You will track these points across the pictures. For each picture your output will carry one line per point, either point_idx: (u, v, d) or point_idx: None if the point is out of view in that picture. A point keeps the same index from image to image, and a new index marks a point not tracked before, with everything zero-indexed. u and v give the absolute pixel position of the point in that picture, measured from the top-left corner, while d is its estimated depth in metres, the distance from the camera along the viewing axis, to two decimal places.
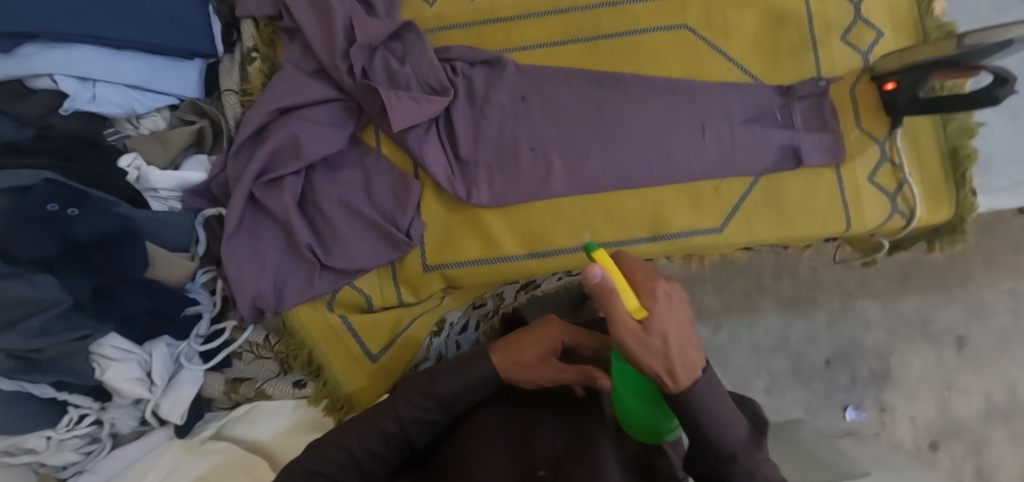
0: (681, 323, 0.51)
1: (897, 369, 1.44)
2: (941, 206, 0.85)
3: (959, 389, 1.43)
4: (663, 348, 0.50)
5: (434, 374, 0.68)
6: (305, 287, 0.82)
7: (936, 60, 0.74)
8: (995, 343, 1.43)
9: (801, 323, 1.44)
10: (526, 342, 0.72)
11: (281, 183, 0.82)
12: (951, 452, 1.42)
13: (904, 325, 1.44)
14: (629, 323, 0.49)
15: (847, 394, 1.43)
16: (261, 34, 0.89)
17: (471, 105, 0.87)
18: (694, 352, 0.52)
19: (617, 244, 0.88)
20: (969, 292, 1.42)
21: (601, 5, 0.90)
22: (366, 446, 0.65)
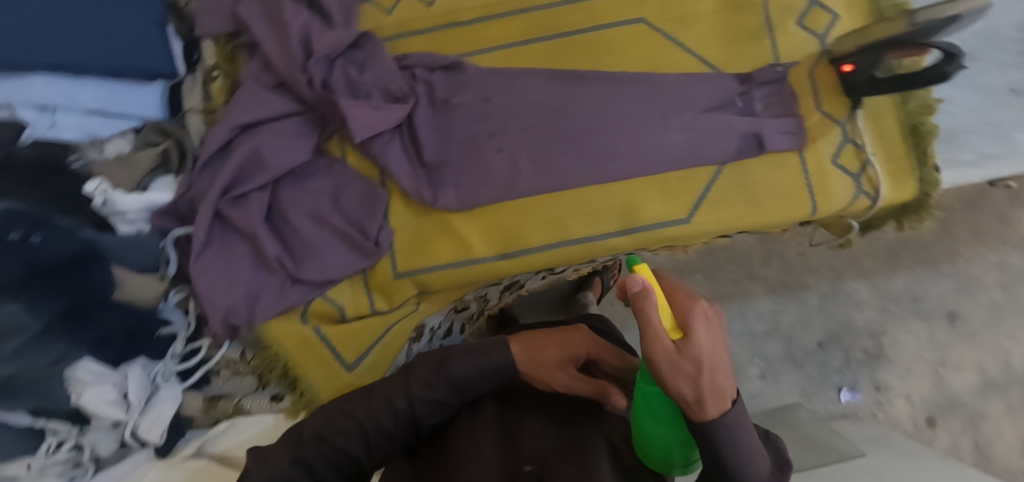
0: (716, 349, 0.50)
1: (890, 349, 1.43)
2: (906, 182, 0.85)
3: (955, 366, 1.41)
4: (695, 373, 0.48)
5: (448, 356, 0.66)
6: (276, 299, 0.82)
7: (889, 40, 0.75)
8: (987, 316, 1.42)
9: (792, 307, 1.44)
10: (550, 346, 0.78)
11: (248, 199, 0.82)
12: (949, 428, 1.40)
13: (896, 304, 1.44)
14: (663, 339, 0.49)
15: (842, 376, 1.42)
16: (222, 51, 0.90)
17: (433, 111, 0.88)
18: (728, 381, 0.50)
19: (587, 240, 0.86)
20: (960, 269, 1.42)
21: (559, 4, 0.90)
22: (375, 418, 0.62)
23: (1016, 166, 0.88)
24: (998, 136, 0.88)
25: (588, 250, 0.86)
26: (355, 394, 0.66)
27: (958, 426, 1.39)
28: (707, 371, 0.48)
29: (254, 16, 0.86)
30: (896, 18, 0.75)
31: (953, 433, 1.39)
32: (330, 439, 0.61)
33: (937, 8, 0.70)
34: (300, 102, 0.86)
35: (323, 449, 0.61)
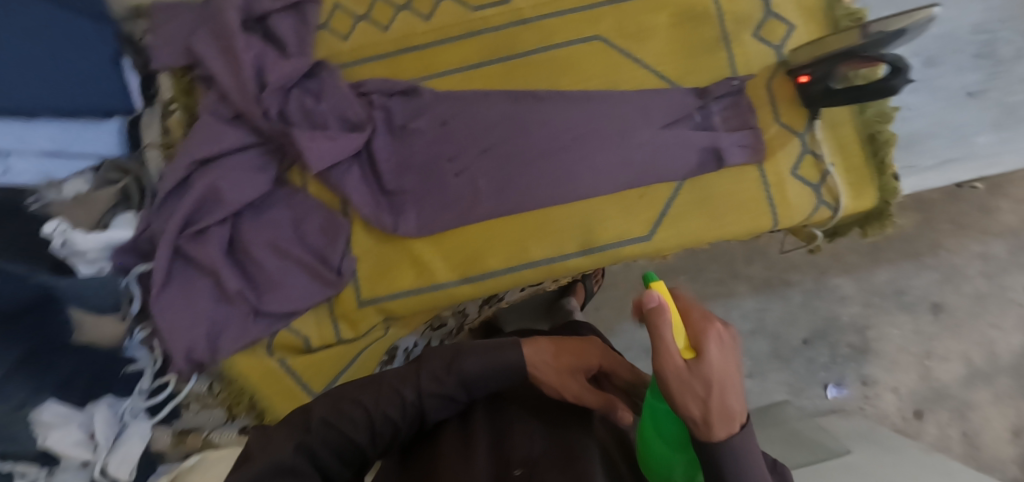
0: (729, 371, 0.48)
1: (875, 341, 1.36)
2: (865, 191, 0.85)
3: (940, 356, 1.35)
4: (704, 393, 0.46)
5: (462, 351, 0.61)
6: (239, 333, 0.82)
7: (842, 51, 0.74)
8: (971, 305, 1.36)
9: (776, 304, 1.38)
10: (565, 352, 0.70)
11: (207, 233, 0.82)
12: (937, 419, 1.33)
13: (879, 297, 1.37)
14: (674, 357, 0.48)
15: (828, 371, 1.36)
16: (179, 84, 0.90)
17: (392, 136, 0.87)
18: (739, 403, 0.48)
19: (549, 262, 0.86)
20: (942, 260, 1.37)
21: (514, 24, 0.89)
22: (383, 406, 0.57)
23: (976, 169, 0.87)
24: (958, 141, 0.88)
25: (549, 270, 0.87)
26: (360, 382, 0.60)
27: (945, 415, 1.33)
28: (717, 392, 0.46)
29: (208, 48, 0.85)
30: (849, 29, 0.74)
31: (941, 424, 1.33)
32: (336, 427, 0.55)
33: (893, 19, 0.69)
34: (256, 133, 0.85)
35: (328, 437, 0.54)
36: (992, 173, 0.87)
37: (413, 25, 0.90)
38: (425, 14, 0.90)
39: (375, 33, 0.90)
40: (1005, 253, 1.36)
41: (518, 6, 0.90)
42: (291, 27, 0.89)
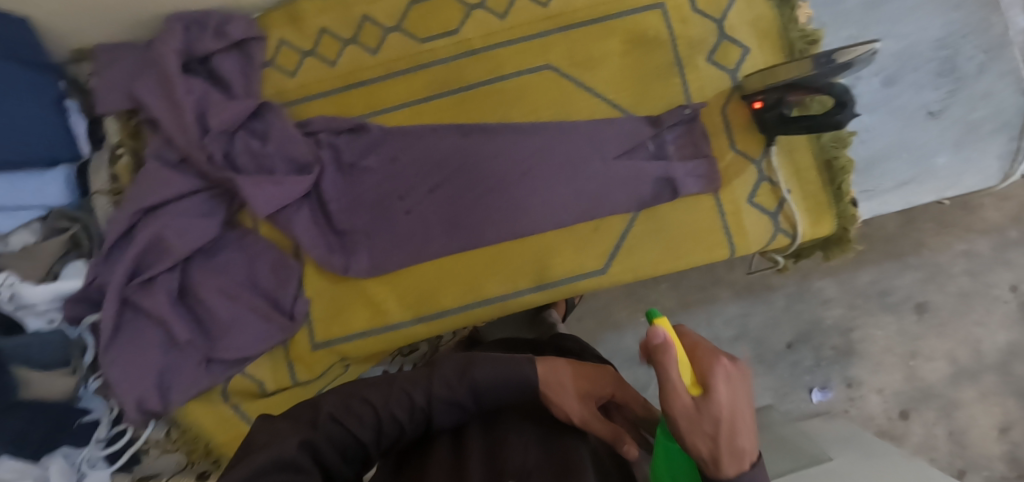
0: (738, 406, 0.47)
1: (858, 343, 1.23)
2: (823, 218, 0.84)
3: (926, 356, 1.21)
4: (713, 431, 0.46)
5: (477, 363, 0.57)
6: (191, 380, 0.82)
7: (793, 82, 0.73)
8: (954, 304, 1.21)
9: (757, 309, 1.24)
10: (580, 373, 0.66)
11: (156, 282, 0.82)
12: (923, 420, 1.20)
13: (863, 298, 1.23)
14: (682, 394, 0.47)
15: (812, 375, 1.23)
16: (125, 128, 0.88)
17: (340, 175, 0.86)
18: (748, 439, 0.47)
19: (502, 298, 0.86)
20: (926, 260, 1.21)
21: (462, 55, 0.88)
22: (388, 407, 0.55)
23: (936, 190, 0.86)
24: (918, 162, 0.86)
25: (503, 307, 0.86)
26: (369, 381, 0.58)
27: (932, 414, 1.20)
28: (726, 429, 0.46)
29: (149, 92, 0.84)
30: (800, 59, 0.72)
31: (927, 424, 1.20)
32: (340, 426, 0.53)
33: (844, 51, 0.68)
34: (203, 178, 0.84)
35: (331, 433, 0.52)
36: (950, 194, 0.86)
37: (361, 59, 0.88)
38: (372, 47, 0.88)
39: (322, 69, 0.89)
40: (989, 251, 1.21)
41: (467, 37, 0.88)
42: (235, 66, 0.87)
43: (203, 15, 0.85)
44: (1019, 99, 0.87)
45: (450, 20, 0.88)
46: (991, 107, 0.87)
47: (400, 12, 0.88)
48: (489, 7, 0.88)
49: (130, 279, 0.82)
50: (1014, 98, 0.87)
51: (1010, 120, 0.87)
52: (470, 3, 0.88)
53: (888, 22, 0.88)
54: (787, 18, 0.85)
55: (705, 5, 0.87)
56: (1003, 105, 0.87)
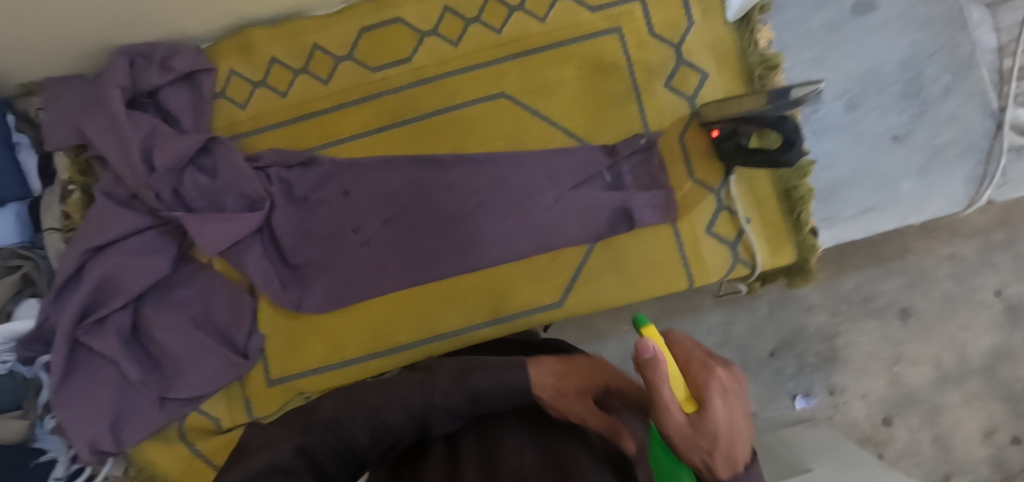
0: (733, 420, 0.47)
1: (841, 349, 1.04)
2: (783, 248, 0.82)
3: (909, 362, 1.03)
4: (711, 445, 0.45)
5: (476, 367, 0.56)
6: (145, 418, 0.82)
7: (744, 115, 0.74)
8: (938, 308, 1.03)
9: (733, 315, 1.04)
10: (567, 368, 0.60)
11: (107, 322, 0.81)
12: (907, 427, 1.02)
13: (845, 304, 1.04)
14: (675, 412, 0.46)
15: (796, 381, 1.04)
16: (76, 164, 0.87)
17: (292, 208, 0.84)
18: (742, 443, 0.47)
19: (458, 332, 0.84)
20: (909, 264, 1.03)
21: (415, 83, 0.86)
22: (387, 411, 0.55)
23: (898, 217, 0.84)
24: (882, 188, 0.84)
25: (458, 342, 0.84)
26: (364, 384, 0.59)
27: (916, 420, 1.02)
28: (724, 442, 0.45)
29: (95, 130, 0.82)
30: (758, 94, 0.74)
31: (910, 430, 1.02)
32: (330, 428, 0.54)
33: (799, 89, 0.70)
34: (153, 215, 0.83)
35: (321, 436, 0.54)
36: (914, 220, 0.85)
37: (312, 89, 0.87)
38: (324, 77, 0.86)
39: (273, 99, 0.87)
40: (974, 253, 1.02)
41: (420, 65, 0.86)
42: (184, 101, 0.86)
43: (150, 48, 0.83)
44: (986, 121, 0.85)
45: (402, 47, 0.86)
46: (957, 130, 0.85)
47: (351, 41, 0.86)
48: (442, 34, 0.86)
49: (82, 319, 0.81)
50: (981, 120, 0.85)
51: (976, 143, 0.85)
52: (423, 30, 0.86)
53: (851, 44, 0.85)
54: (745, 42, 0.83)
55: (662, 30, 0.85)
56: (969, 128, 0.85)
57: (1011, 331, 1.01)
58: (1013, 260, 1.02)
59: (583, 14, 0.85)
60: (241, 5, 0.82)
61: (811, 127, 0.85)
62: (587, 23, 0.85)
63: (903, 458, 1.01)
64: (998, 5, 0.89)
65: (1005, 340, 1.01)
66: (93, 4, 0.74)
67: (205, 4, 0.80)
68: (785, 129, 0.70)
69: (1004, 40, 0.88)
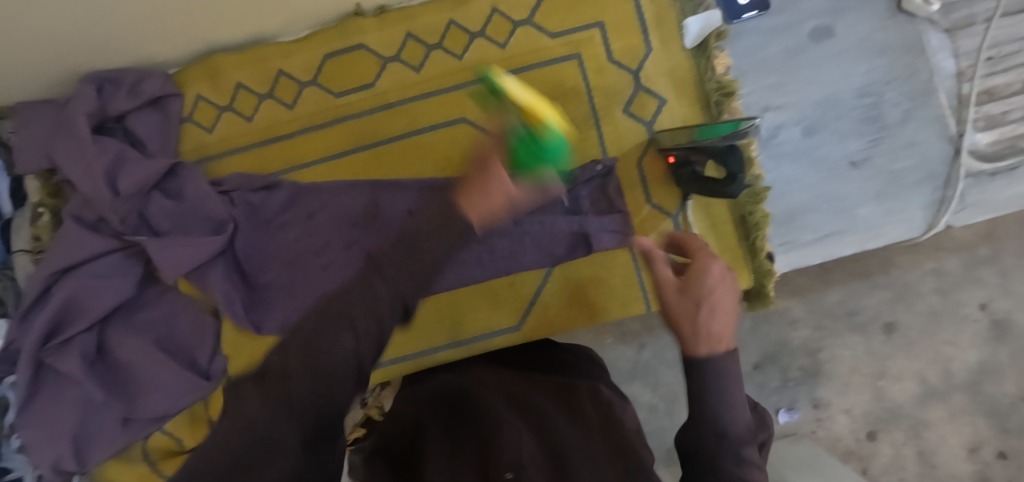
0: (719, 283, 0.48)
1: (826, 363, 0.99)
2: (740, 273, 0.83)
3: (893, 377, 0.98)
4: (693, 311, 0.48)
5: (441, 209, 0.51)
6: (110, 438, 0.83)
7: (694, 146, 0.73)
8: (922, 322, 0.97)
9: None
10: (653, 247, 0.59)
11: (71, 343, 0.82)
12: (892, 441, 0.97)
13: (829, 319, 0.99)
14: (666, 288, 0.51)
15: (780, 395, 0.99)
16: (46, 187, 0.89)
17: (255, 230, 0.85)
18: (725, 325, 0.46)
19: (418, 354, 0.85)
20: (894, 279, 0.97)
21: (378, 108, 0.87)
22: (361, 324, 0.42)
23: (857, 242, 0.86)
24: (840, 214, 0.85)
25: (419, 364, 0.86)
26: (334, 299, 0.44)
27: (901, 435, 0.97)
28: (702, 312, 0.47)
29: (64, 157, 0.83)
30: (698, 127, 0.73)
31: (895, 445, 0.97)
32: (316, 358, 0.39)
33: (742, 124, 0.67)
34: (118, 239, 0.84)
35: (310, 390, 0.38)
36: (871, 245, 0.86)
37: (277, 113, 0.88)
38: (288, 102, 0.88)
39: (239, 123, 0.88)
40: (959, 269, 0.97)
41: (383, 90, 0.87)
42: (153, 126, 0.87)
43: (117, 73, 0.84)
44: (944, 146, 0.86)
45: (366, 73, 0.87)
46: (916, 156, 0.86)
47: (314, 66, 0.87)
48: (405, 59, 0.87)
49: (47, 339, 0.82)
50: (939, 146, 0.86)
51: (935, 170, 0.85)
52: (385, 55, 0.87)
53: (809, 70, 0.87)
54: (703, 68, 0.84)
55: (621, 55, 0.85)
56: (927, 154, 0.86)
57: (997, 346, 0.96)
58: (998, 275, 0.96)
59: (543, 39, 0.86)
60: (206, 32, 0.83)
61: (769, 153, 0.87)
62: (548, 49, 0.86)
63: (886, 475, 0.97)
64: (957, 30, 0.87)
65: (991, 355, 0.96)
66: (57, 34, 0.75)
67: (169, 33, 0.81)
68: (731, 162, 0.71)
69: (963, 65, 0.87)
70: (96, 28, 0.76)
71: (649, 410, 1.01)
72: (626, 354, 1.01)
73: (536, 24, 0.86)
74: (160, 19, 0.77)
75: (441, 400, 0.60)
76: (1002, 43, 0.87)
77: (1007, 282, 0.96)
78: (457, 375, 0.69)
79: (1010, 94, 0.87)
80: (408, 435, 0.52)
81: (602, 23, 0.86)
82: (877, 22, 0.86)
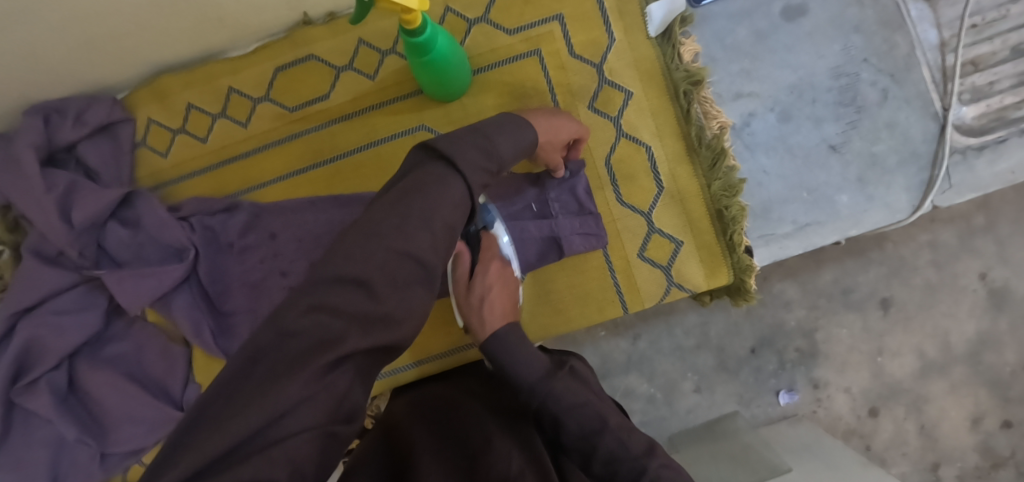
0: (498, 282, 0.69)
1: (822, 344, 0.96)
2: (719, 270, 0.80)
3: (891, 353, 0.95)
4: (479, 301, 0.67)
5: (492, 132, 0.55)
6: (87, 473, 0.82)
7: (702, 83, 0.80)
8: (918, 296, 0.94)
9: (707, 316, 0.97)
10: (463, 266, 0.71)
11: (39, 383, 0.80)
12: (894, 417, 0.95)
13: (824, 298, 0.96)
14: (461, 285, 0.70)
15: (777, 379, 0.97)
16: (2, 222, 0.86)
17: (218, 255, 0.83)
18: (498, 319, 0.65)
19: (393, 372, 0.84)
20: (888, 253, 0.95)
21: (335, 121, 0.85)
22: (423, 243, 0.44)
23: (839, 231, 0.83)
24: (819, 203, 0.83)
25: (394, 382, 0.84)
26: (404, 209, 0.44)
27: (902, 411, 0.95)
28: (486, 302, 0.67)
29: (16, 194, 0.81)
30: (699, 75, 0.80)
31: (896, 421, 0.95)
32: (387, 300, 0.41)
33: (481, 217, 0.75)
34: (79, 272, 0.82)
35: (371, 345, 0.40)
36: (854, 233, 0.83)
37: (232, 132, 0.86)
38: (242, 119, 0.85)
39: (194, 145, 0.86)
40: (955, 240, 0.94)
41: (338, 102, 0.84)
42: (103, 153, 0.85)
43: (63, 103, 0.83)
44: (927, 125, 0.82)
45: (319, 84, 0.84)
46: (896, 138, 0.83)
47: (266, 81, 0.85)
48: (358, 68, 0.84)
49: (16, 380, 0.80)
50: (921, 125, 0.83)
51: (917, 150, 0.83)
52: (337, 65, 0.84)
53: (777, 52, 0.84)
54: (668, 57, 0.81)
55: (584, 49, 0.82)
56: (908, 136, 0.83)
57: (995, 316, 0.93)
58: (995, 244, 0.93)
59: (501, 37, 0.83)
60: (149, 55, 0.81)
61: (742, 142, 0.84)
62: (505, 47, 0.83)
63: (889, 451, 0.95)
64: None
65: (990, 325, 0.94)
66: None
67: (106, 58, 0.78)
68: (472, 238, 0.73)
69: (946, 35, 0.83)
70: (32, 62, 0.74)
71: (642, 400, 0.98)
72: (615, 349, 0.99)
73: (492, 21, 0.83)
74: (93, 45, 0.74)
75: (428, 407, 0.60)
76: (985, 9, 0.83)
77: (1004, 250, 0.93)
78: (440, 384, 0.71)
79: (994, 63, 0.83)
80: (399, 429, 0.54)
81: (561, 16, 0.82)
82: None
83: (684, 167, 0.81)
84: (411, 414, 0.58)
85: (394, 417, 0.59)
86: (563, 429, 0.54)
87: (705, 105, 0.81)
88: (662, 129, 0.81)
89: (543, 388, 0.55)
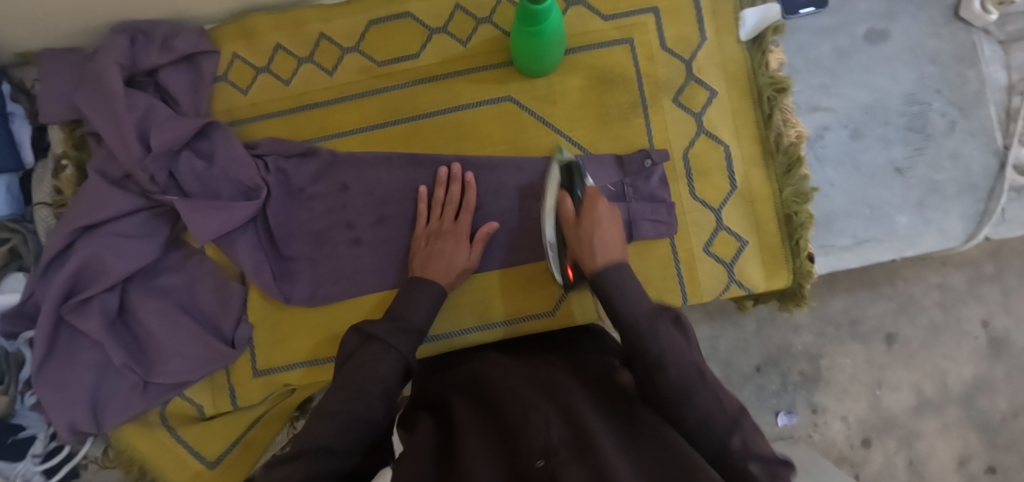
0: (604, 217, 0.73)
1: (826, 370, 0.98)
2: (779, 273, 0.82)
3: (891, 387, 0.97)
4: (587, 234, 0.71)
5: (399, 312, 0.68)
6: (127, 401, 0.81)
7: (784, 86, 0.82)
8: (924, 333, 0.97)
9: (728, 327, 0.99)
10: (564, 212, 0.74)
11: (92, 303, 0.79)
12: (885, 448, 0.96)
13: (833, 326, 0.98)
14: (568, 225, 0.73)
15: (779, 398, 0.98)
16: (70, 138, 0.86)
17: (287, 199, 0.83)
18: (609, 251, 0.68)
19: (447, 337, 0.83)
20: (899, 290, 0.97)
21: (420, 82, 0.85)
22: (367, 404, 0.57)
23: (895, 250, 0.86)
24: (879, 220, 0.85)
25: (446, 346, 0.83)
26: (348, 383, 0.59)
27: (893, 444, 0.96)
28: (592, 235, 0.70)
29: (93, 110, 0.81)
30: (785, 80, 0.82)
31: (887, 453, 0.96)
32: (326, 435, 0.54)
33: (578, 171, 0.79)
34: (145, 198, 0.81)
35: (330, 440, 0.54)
36: (909, 254, 0.86)
37: (315, 79, 0.86)
38: (328, 67, 0.86)
39: (275, 87, 0.86)
40: (964, 284, 0.97)
41: (425, 63, 0.85)
42: (183, 81, 0.85)
43: (151, 26, 0.83)
44: (988, 160, 0.86)
45: (411, 43, 0.85)
46: (958, 168, 0.86)
47: (358, 32, 0.85)
48: (451, 32, 0.85)
49: (67, 300, 0.80)
50: (982, 159, 0.86)
51: (976, 183, 0.86)
52: (432, 26, 0.85)
53: (857, 72, 0.87)
54: (757, 62, 0.84)
55: (674, 44, 0.84)
56: (969, 167, 0.86)
57: (994, 362, 0.95)
58: (1000, 292, 0.96)
59: (595, 22, 0.84)
60: None
61: (814, 153, 0.87)
62: (597, 32, 0.84)
63: None
64: (1011, 42, 0.88)
65: (986, 371, 0.96)
66: None
67: None
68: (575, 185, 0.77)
69: (1014, 78, 0.87)
70: None
71: None
72: None
73: (589, 5, 0.84)
74: None
75: (467, 387, 0.61)
76: None
77: (1008, 301, 0.96)
78: (487, 363, 0.68)
79: None
80: (445, 416, 0.56)
81: (656, 9, 0.84)
82: (931, 28, 0.87)
83: (758, 170, 0.83)
84: (455, 393, 0.61)
85: (444, 403, 0.59)
86: (661, 370, 0.53)
87: (785, 113, 0.84)
88: (740, 130, 0.83)
89: (647, 326, 0.57)
